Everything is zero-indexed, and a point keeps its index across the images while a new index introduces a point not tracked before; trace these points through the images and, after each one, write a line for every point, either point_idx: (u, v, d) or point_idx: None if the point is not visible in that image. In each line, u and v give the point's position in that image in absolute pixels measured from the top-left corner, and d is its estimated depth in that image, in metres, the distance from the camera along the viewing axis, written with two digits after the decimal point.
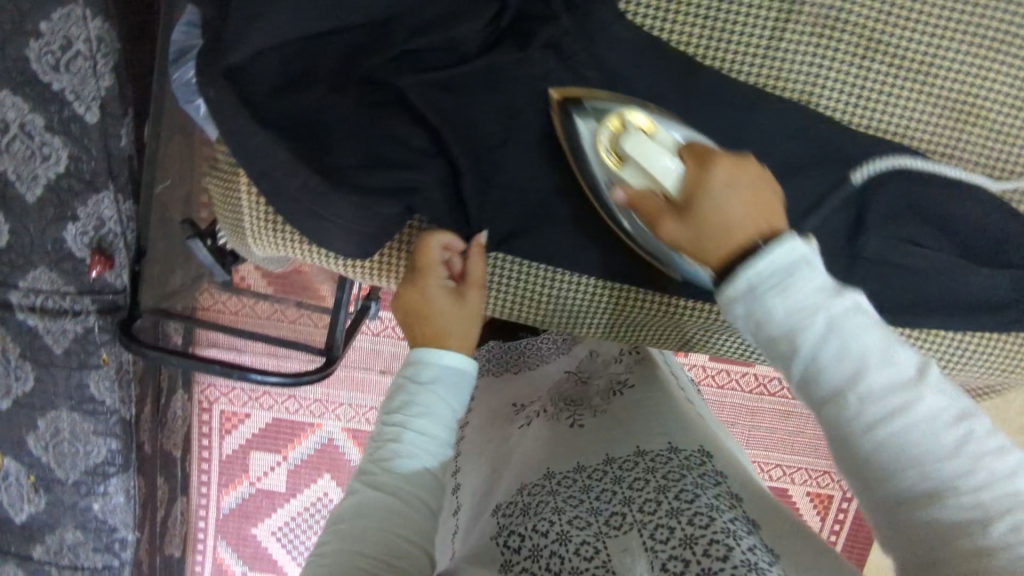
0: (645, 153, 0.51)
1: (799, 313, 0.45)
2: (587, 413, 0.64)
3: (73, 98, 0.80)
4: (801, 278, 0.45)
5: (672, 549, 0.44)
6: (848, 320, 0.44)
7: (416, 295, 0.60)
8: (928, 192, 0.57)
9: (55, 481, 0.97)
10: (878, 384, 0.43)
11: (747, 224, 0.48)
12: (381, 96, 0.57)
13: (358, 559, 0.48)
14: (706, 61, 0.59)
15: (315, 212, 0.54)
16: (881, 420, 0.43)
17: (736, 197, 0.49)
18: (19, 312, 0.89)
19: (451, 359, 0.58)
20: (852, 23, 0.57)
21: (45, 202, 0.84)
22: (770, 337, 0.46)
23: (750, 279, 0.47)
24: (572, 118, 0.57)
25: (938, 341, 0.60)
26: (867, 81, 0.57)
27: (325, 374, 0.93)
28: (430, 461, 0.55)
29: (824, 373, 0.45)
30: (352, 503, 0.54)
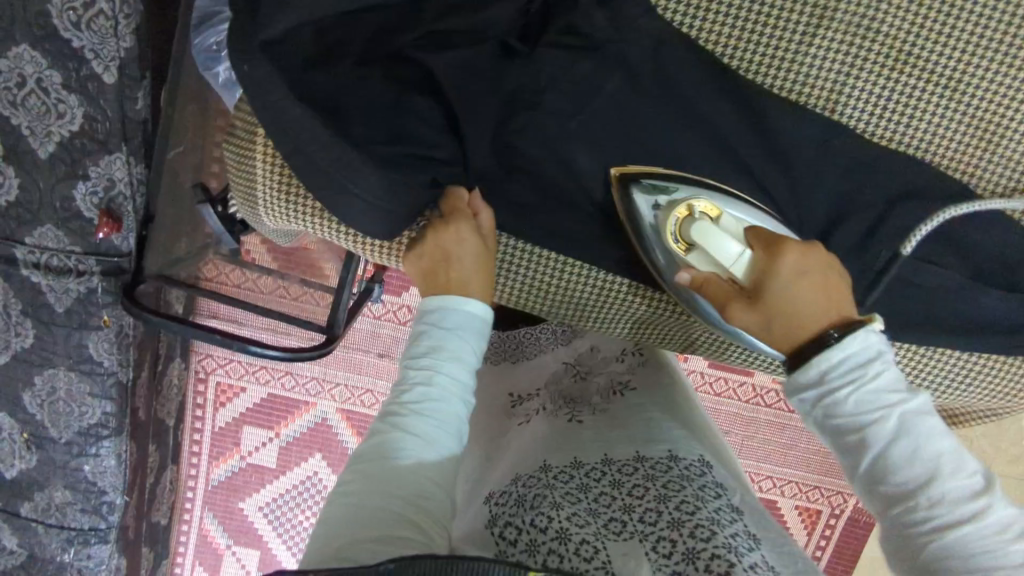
0: (718, 242, 0.53)
1: (870, 409, 0.46)
2: (586, 410, 0.65)
3: (92, 57, 0.78)
4: (871, 372, 0.47)
5: (676, 563, 0.44)
6: (917, 422, 0.45)
7: (443, 248, 0.58)
8: (948, 209, 0.56)
9: (48, 439, 0.98)
10: (944, 484, 0.44)
11: (816, 314, 0.51)
12: (407, 73, 0.56)
13: (389, 503, 0.47)
14: (733, 62, 0.57)
15: (344, 185, 0.53)
16: (946, 519, 0.43)
17: (804, 287, 0.52)
18: (23, 268, 0.88)
19: (477, 306, 0.58)
20: (885, 32, 0.55)
21: (57, 159, 0.83)
22: (839, 426, 0.48)
23: (823, 368, 0.48)
24: (632, 195, 0.57)
25: (937, 357, 0.60)
26: (894, 94, 0.56)
27: (321, 353, 0.92)
28: (456, 406, 0.54)
29: (893, 467, 0.45)
30: (375, 445, 0.52)
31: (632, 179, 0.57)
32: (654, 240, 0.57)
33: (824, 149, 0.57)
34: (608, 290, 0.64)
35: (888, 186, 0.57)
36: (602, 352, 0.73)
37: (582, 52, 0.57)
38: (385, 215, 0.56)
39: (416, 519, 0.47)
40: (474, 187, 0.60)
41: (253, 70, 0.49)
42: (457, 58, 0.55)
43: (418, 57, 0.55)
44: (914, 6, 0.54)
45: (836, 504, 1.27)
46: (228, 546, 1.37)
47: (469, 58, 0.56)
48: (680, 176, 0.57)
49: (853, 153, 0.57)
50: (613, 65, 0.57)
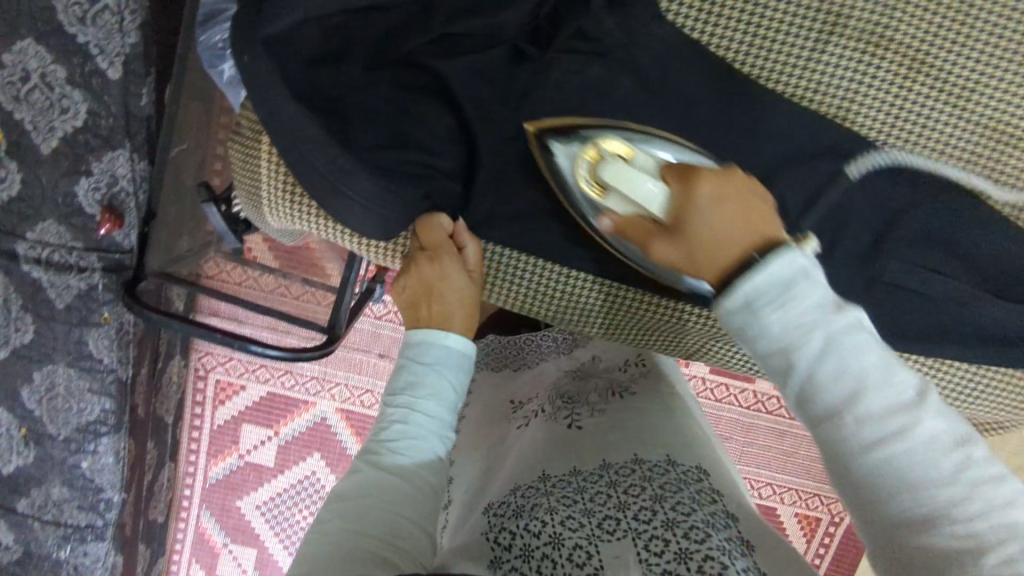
0: (628, 180, 0.50)
1: (792, 330, 0.42)
2: (585, 411, 0.63)
3: (97, 52, 0.79)
4: (798, 292, 0.43)
5: (667, 563, 0.44)
6: (845, 339, 0.41)
7: (427, 281, 0.60)
8: (956, 220, 0.56)
9: (46, 436, 0.97)
10: (874, 405, 0.40)
11: (735, 237, 0.46)
12: (416, 77, 0.56)
13: (362, 539, 0.46)
14: (743, 68, 0.57)
15: (337, 188, 0.53)
16: (876, 441, 0.40)
17: (723, 211, 0.48)
18: (24, 263, 0.87)
19: (457, 342, 0.58)
20: (896, 41, 0.54)
21: (60, 154, 0.83)
22: (766, 352, 0.44)
23: (747, 293, 0.44)
24: (551, 149, 0.55)
25: (944, 371, 0.60)
26: (906, 103, 0.55)
27: (319, 355, 0.91)
28: (434, 443, 0.54)
29: (823, 392, 0.42)
30: (353, 484, 0.51)
31: (546, 130, 0.55)
32: (573, 188, 0.55)
33: (831, 159, 0.56)
34: (611, 296, 0.63)
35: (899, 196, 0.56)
36: (604, 362, 0.72)
37: (588, 57, 0.56)
38: (382, 219, 0.56)
39: (392, 555, 0.45)
40: (461, 218, 0.60)
41: (257, 68, 0.49)
42: (462, 59, 0.55)
43: (422, 60, 0.55)
44: (928, 13, 0.53)
45: (836, 512, 1.27)
46: (225, 544, 1.36)
47: (476, 62, 0.55)
48: (593, 121, 0.55)
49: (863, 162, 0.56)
50: (620, 71, 0.56)
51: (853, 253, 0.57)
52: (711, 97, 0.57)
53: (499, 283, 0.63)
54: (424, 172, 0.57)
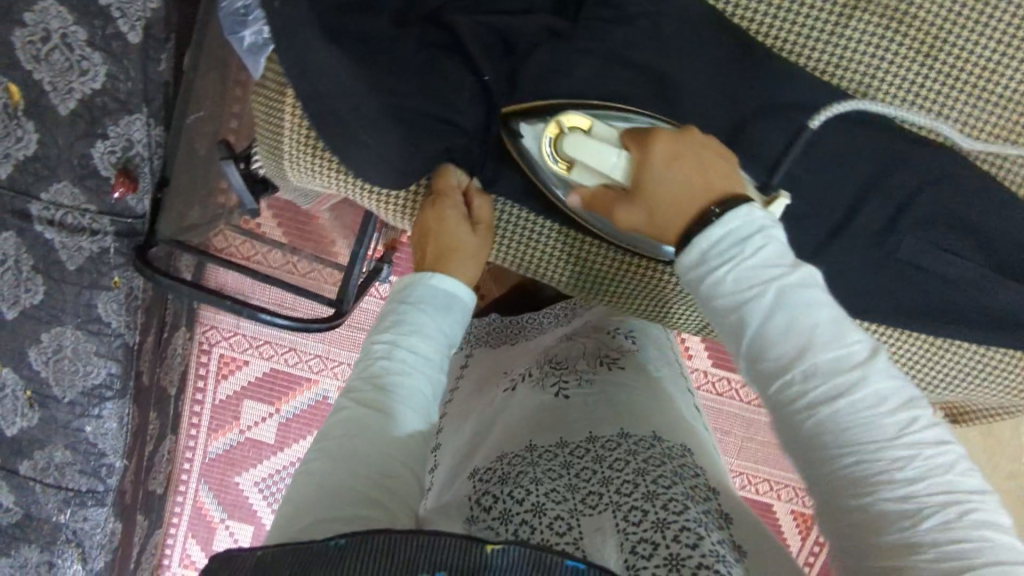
0: (591, 154, 0.51)
1: (746, 284, 0.45)
2: (573, 379, 0.62)
3: (118, 15, 0.80)
4: (753, 251, 0.46)
5: (643, 532, 0.43)
6: (796, 296, 0.45)
7: (432, 224, 0.60)
8: (977, 203, 0.55)
9: (51, 398, 0.97)
10: (823, 361, 0.43)
11: (688, 195, 0.49)
12: (442, 38, 0.55)
13: (351, 477, 0.47)
14: (765, 39, 0.55)
15: (359, 137, 0.52)
16: (824, 397, 0.43)
17: (679, 171, 0.50)
18: (36, 224, 0.87)
19: (449, 282, 0.59)
20: (920, 17, 0.54)
21: (77, 116, 0.83)
22: (722, 308, 0.47)
23: (705, 250, 0.47)
24: (517, 131, 0.56)
25: (947, 350, 0.60)
26: (926, 79, 0.55)
27: (329, 325, 0.93)
28: (420, 379, 0.54)
29: (771, 346, 0.45)
30: (342, 421, 0.52)
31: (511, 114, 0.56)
32: (542, 166, 0.56)
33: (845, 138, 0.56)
34: (626, 264, 0.65)
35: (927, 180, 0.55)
36: (593, 325, 0.71)
37: (609, 27, 0.55)
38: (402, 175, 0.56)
39: (380, 498, 0.46)
40: (469, 177, 0.61)
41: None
42: (491, 21, 0.54)
43: (454, 22, 0.54)
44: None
45: None
46: (222, 519, 1.37)
47: (505, 23, 0.55)
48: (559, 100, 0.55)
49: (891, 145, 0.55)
50: (647, 43, 0.55)
51: (863, 230, 0.57)
52: (728, 70, 0.55)
53: (501, 244, 0.65)
54: (439, 131, 0.56)
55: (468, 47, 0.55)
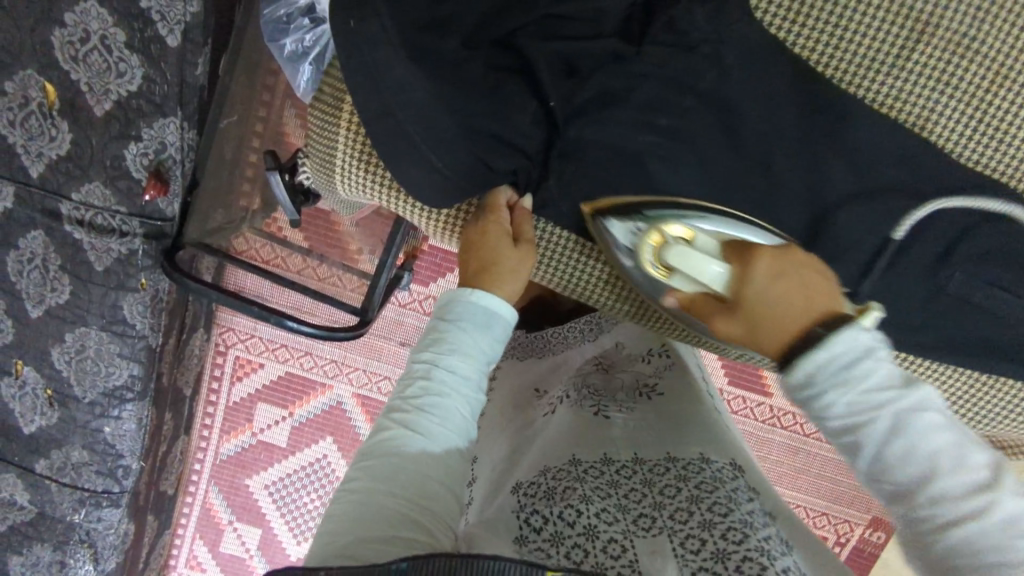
0: (695, 267, 0.49)
1: (868, 407, 0.43)
2: (612, 406, 0.63)
3: (158, 18, 0.78)
4: (863, 370, 0.43)
5: (703, 560, 0.44)
6: (915, 417, 0.42)
7: (479, 246, 0.57)
8: None
9: (71, 398, 0.97)
10: (949, 484, 0.41)
11: (793, 311, 0.47)
12: (511, 61, 0.54)
13: (390, 501, 0.46)
14: (827, 71, 0.54)
15: (422, 157, 0.54)
16: (954, 524, 0.41)
17: (780, 286, 0.48)
18: (66, 223, 0.88)
19: (491, 301, 0.55)
20: (986, 55, 0.52)
21: (112, 117, 0.83)
22: (833, 432, 0.45)
23: (807, 370, 0.45)
24: (612, 229, 0.56)
25: (998, 387, 0.60)
26: (986, 116, 0.54)
27: (354, 333, 0.92)
28: (458, 401, 0.52)
29: (893, 472, 0.43)
30: (381, 441, 0.51)
31: (602, 210, 0.56)
32: (633, 264, 0.56)
33: (898, 167, 0.55)
34: None
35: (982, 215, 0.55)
36: (629, 354, 0.73)
37: (671, 52, 0.53)
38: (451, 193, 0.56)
39: (420, 518, 0.46)
40: (524, 198, 0.59)
41: (360, 30, 0.50)
42: (560, 46, 0.52)
43: (522, 43, 0.53)
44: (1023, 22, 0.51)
45: (843, 532, 1.27)
46: (230, 521, 1.36)
47: (575, 51, 0.53)
48: (648, 199, 0.56)
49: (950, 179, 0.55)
50: (703, 71, 0.54)
51: (913, 266, 0.57)
52: (786, 98, 0.55)
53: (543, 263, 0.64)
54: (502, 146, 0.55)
55: (540, 73, 0.53)
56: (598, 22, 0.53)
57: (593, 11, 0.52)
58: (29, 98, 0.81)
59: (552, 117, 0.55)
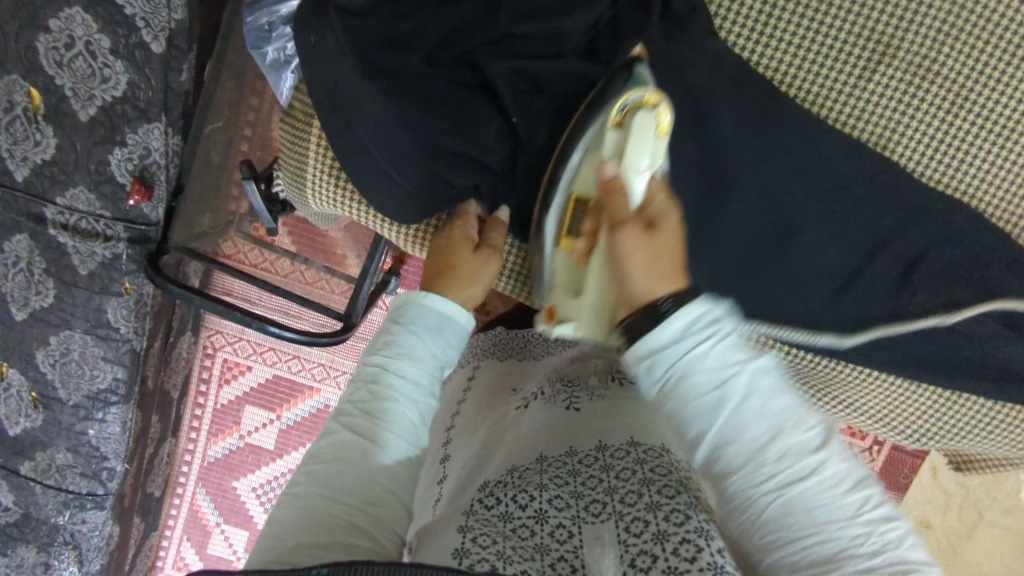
0: (640, 149, 0.49)
1: (718, 372, 0.45)
2: (584, 395, 0.60)
3: (142, 25, 0.79)
4: (720, 333, 0.46)
5: (644, 543, 0.44)
6: (761, 380, 0.46)
7: (441, 256, 0.58)
8: (992, 258, 0.56)
9: (56, 400, 0.97)
10: (783, 445, 0.44)
11: (666, 263, 0.49)
12: (472, 79, 0.55)
13: (337, 508, 0.45)
14: (790, 90, 0.56)
15: (388, 171, 0.54)
16: (777, 480, 0.44)
17: (671, 246, 0.49)
18: (51, 227, 0.88)
19: (444, 304, 0.56)
20: (948, 75, 0.53)
21: (96, 122, 0.83)
22: (689, 393, 0.46)
23: (679, 328, 0.46)
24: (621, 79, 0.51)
25: (959, 403, 0.61)
26: (948, 136, 0.55)
27: (337, 339, 0.92)
28: (405, 405, 0.52)
29: (732, 433, 0.45)
30: (330, 447, 0.49)
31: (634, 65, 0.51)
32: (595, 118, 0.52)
33: (866, 184, 0.55)
34: None
35: (947, 235, 0.55)
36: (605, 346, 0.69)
37: None
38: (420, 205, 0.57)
39: (363, 524, 0.44)
40: (501, 207, 0.59)
41: (319, 45, 0.49)
42: (521, 64, 0.53)
43: (481, 61, 0.54)
44: (984, 44, 0.52)
45: None
46: (218, 523, 1.37)
47: (535, 69, 0.54)
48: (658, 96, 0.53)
49: (916, 199, 0.55)
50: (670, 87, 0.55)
51: (883, 279, 0.57)
52: (757, 115, 0.55)
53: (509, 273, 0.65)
54: (470, 162, 0.56)
55: (500, 90, 0.54)
56: (560, 42, 0.54)
57: (553, 29, 0.53)
58: (14, 103, 0.81)
59: (517, 133, 0.56)
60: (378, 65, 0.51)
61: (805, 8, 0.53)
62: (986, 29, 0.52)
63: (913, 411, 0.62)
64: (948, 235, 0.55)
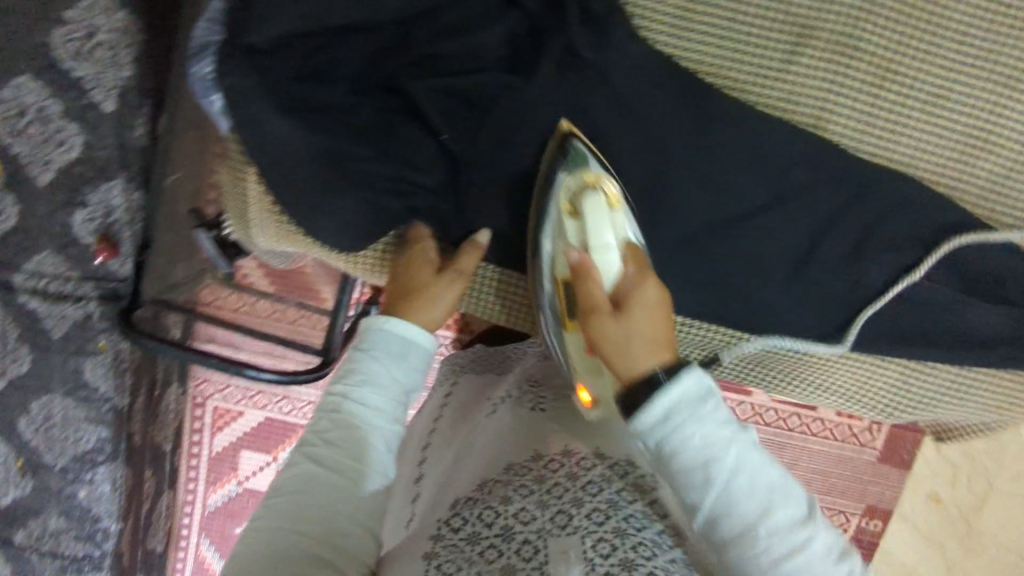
0: (599, 228, 0.55)
1: (713, 444, 0.47)
2: (550, 397, 0.63)
3: (92, 87, 0.83)
4: (712, 408, 0.49)
5: (610, 566, 0.41)
6: (749, 455, 0.49)
7: (402, 283, 0.58)
8: (942, 226, 0.56)
9: (42, 466, 0.97)
10: (774, 516, 0.47)
11: (652, 335, 0.52)
12: (397, 102, 0.56)
13: (296, 539, 0.44)
14: (718, 83, 0.57)
15: (319, 205, 0.57)
16: (772, 553, 0.45)
17: (652, 315, 0.53)
18: (20, 294, 0.89)
19: (405, 328, 0.55)
20: (869, 52, 0.55)
21: (58, 186, 0.85)
22: (684, 466, 0.47)
23: (670, 405, 0.48)
24: (564, 156, 0.56)
25: (930, 370, 0.61)
26: (879, 110, 0.56)
27: (314, 375, 0.88)
28: (368, 433, 0.51)
29: (729, 503, 0.47)
30: (291, 478, 0.49)
31: (571, 140, 0.56)
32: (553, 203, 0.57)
33: (806, 167, 0.56)
34: None
35: (895, 209, 0.56)
36: None
37: (558, 79, 0.55)
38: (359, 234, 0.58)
39: (330, 558, 0.44)
40: (483, 230, 0.59)
41: (234, 89, 0.52)
42: (441, 84, 0.55)
43: (402, 84, 0.55)
44: (897, 19, 0.54)
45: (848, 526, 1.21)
46: None
47: (459, 87, 0.55)
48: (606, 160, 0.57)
49: (861, 176, 0.56)
50: (597, 92, 0.56)
51: (834, 258, 0.58)
52: (691, 110, 0.56)
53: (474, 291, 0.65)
54: (400, 184, 0.57)
55: (424, 110, 0.55)
56: (478, 56, 0.55)
57: (472, 47, 0.54)
58: None
59: (449, 151, 0.57)
60: (295, 99, 0.54)
61: (721, 2, 0.55)
62: (896, 7, 0.54)
63: (890, 386, 0.62)
64: (896, 210, 0.56)
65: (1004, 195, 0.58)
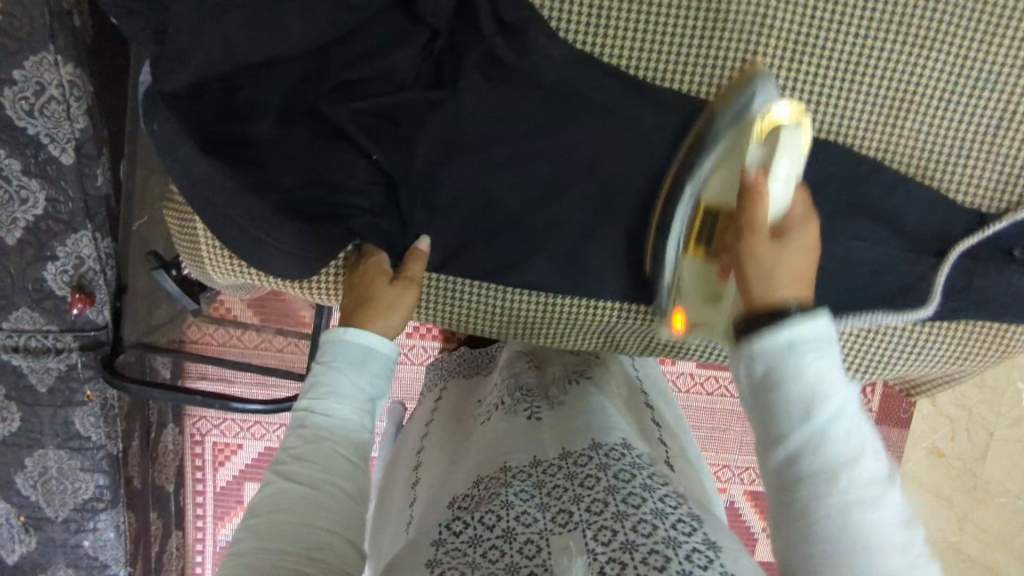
0: (784, 157, 0.49)
1: (819, 383, 0.43)
2: (544, 405, 0.61)
3: (49, 141, 0.81)
4: (827, 353, 0.44)
5: (612, 551, 0.43)
6: (855, 410, 0.44)
7: (368, 294, 0.58)
8: (874, 188, 0.59)
9: (45, 519, 0.99)
10: (862, 474, 0.42)
11: (794, 276, 0.49)
12: (325, 128, 0.59)
13: (279, 558, 0.45)
14: (640, 74, 0.59)
15: (259, 235, 0.57)
16: (848, 508, 0.41)
17: (796, 262, 0.49)
18: (2, 353, 0.90)
19: (367, 338, 0.55)
20: (778, 28, 0.58)
21: (25, 244, 0.85)
22: (788, 398, 0.43)
23: (791, 336, 0.44)
24: (759, 85, 0.52)
25: (886, 330, 0.63)
26: (795, 80, 0.59)
27: None
28: (337, 444, 0.52)
29: (824, 447, 0.42)
30: (266, 496, 0.49)
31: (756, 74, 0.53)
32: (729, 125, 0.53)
33: None
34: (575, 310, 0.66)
35: (829, 176, 0.59)
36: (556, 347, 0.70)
37: (484, 90, 0.58)
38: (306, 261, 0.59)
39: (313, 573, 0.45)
40: (420, 238, 0.60)
41: (164, 130, 0.54)
42: (365, 104, 0.58)
43: (326, 111, 0.58)
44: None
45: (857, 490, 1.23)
46: None
47: (382, 105, 0.58)
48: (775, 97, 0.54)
49: None
50: (529, 94, 0.58)
51: None
52: (623, 102, 0.58)
53: (440, 299, 0.66)
54: (338, 208, 0.59)
55: (351, 131, 0.58)
56: (396, 75, 0.58)
57: (387, 67, 0.58)
58: None
59: (383, 168, 0.60)
60: (220, 138, 0.55)
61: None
62: None
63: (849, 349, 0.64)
64: (830, 176, 0.59)
65: (931, 148, 0.60)
